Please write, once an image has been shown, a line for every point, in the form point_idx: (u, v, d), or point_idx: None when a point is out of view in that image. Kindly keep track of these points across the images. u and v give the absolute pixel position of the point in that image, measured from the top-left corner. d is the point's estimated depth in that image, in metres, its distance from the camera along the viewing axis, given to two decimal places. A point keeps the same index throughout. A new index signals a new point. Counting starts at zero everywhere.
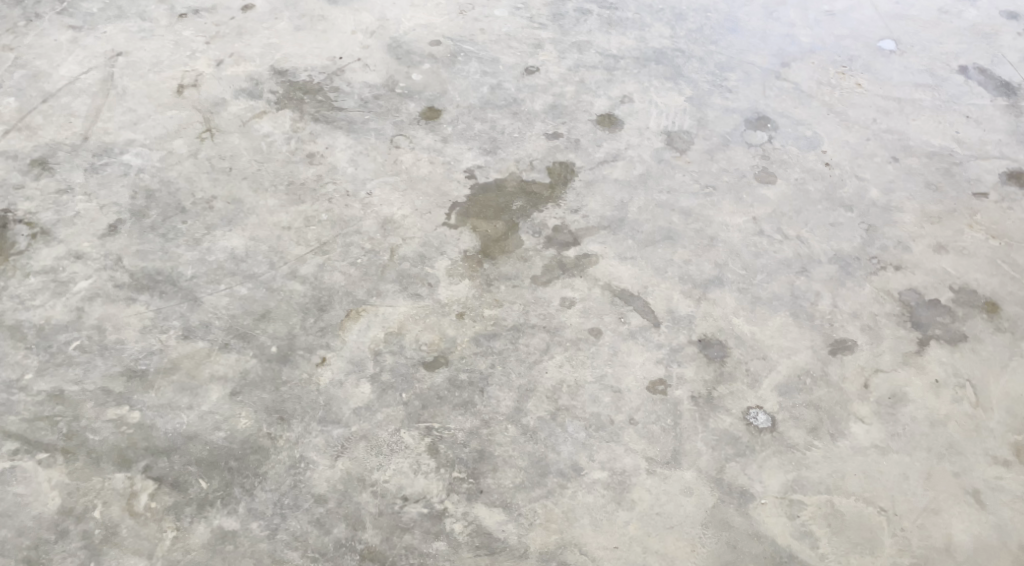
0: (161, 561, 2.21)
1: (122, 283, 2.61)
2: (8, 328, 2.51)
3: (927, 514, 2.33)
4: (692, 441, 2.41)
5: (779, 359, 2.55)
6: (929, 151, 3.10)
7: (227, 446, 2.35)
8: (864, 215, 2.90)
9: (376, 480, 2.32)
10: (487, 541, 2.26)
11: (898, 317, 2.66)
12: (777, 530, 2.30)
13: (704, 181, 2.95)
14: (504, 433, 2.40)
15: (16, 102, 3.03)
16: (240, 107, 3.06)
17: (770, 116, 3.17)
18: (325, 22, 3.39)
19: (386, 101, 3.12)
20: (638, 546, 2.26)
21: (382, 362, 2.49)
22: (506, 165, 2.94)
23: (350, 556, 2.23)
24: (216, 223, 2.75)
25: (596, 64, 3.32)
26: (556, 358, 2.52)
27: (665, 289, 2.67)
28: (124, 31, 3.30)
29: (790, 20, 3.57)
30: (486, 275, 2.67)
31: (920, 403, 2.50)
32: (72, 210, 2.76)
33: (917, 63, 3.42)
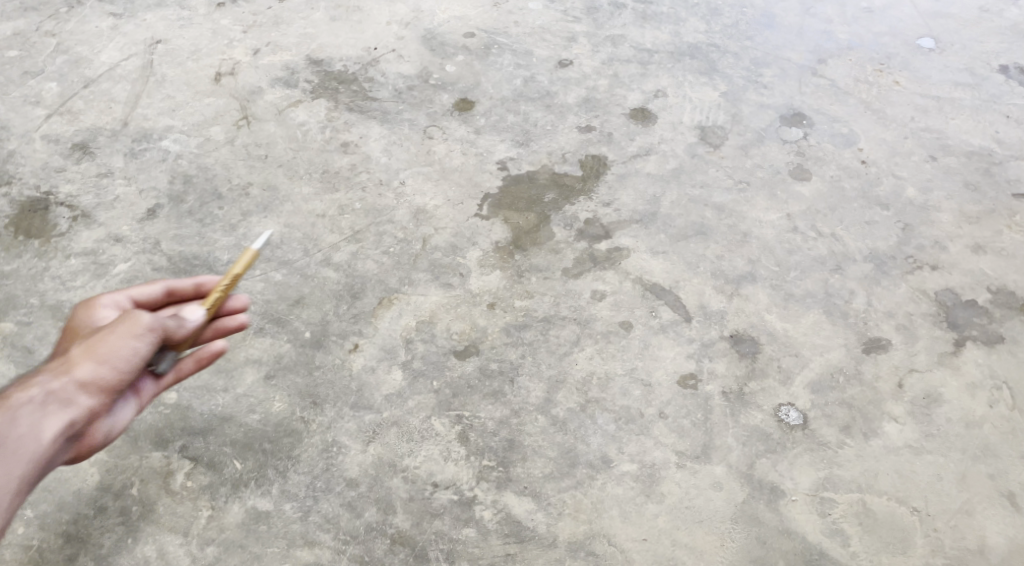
0: (196, 539, 2.25)
1: (160, 267, 2.65)
2: (49, 308, 2.56)
3: (960, 515, 2.33)
4: (722, 436, 2.42)
5: (811, 356, 2.56)
6: (967, 151, 3.09)
7: (262, 429, 2.38)
8: (900, 214, 2.89)
9: (407, 465, 2.35)
10: (517, 529, 2.28)
11: (933, 317, 2.65)
12: (808, 526, 2.31)
13: (738, 177, 2.95)
14: (535, 423, 2.42)
15: (58, 87, 3.08)
16: (277, 95, 3.09)
17: (805, 112, 3.17)
18: (360, 12, 3.41)
19: (420, 92, 3.14)
20: (667, 539, 2.28)
21: (414, 349, 2.52)
22: (539, 158, 2.96)
23: (381, 540, 2.26)
24: (252, 209, 2.78)
25: (630, 58, 3.32)
26: (587, 350, 2.54)
27: (696, 284, 2.68)
28: (163, 19, 3.34)
29: (827, 16, 3.55)
30: (517, 266, 2.69)
31: (954, 404, 2.49)
32: (112, 194, 2.80)
33: (957, 62, 3.40)
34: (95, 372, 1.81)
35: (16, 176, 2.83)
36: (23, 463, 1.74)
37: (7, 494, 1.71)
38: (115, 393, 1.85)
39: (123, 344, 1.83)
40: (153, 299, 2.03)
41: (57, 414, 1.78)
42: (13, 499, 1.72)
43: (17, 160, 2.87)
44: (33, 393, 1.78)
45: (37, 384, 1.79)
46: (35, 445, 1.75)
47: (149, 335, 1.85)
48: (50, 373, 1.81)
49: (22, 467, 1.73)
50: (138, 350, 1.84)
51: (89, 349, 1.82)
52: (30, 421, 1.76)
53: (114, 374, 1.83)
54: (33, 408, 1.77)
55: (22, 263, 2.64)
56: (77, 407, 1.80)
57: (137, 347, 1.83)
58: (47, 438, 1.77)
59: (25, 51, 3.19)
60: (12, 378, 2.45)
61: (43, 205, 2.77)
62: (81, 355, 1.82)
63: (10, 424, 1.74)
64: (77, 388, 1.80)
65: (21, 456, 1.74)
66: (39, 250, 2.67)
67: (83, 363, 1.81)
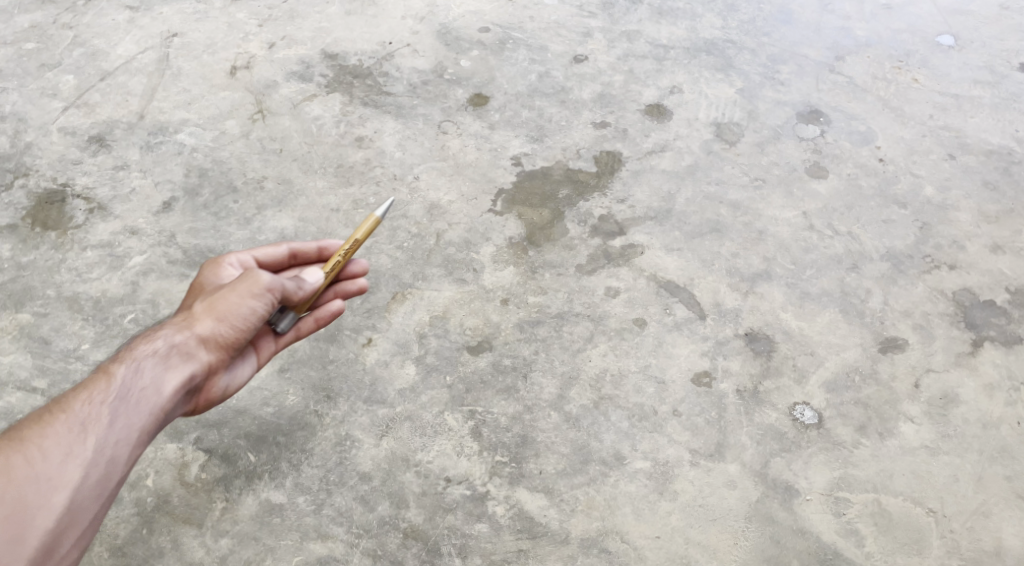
0: (210, 530, 2.25)
1: (176, 259, 2.66)
2: (66, 300, 2.57)
3: (976, 517, 2.32)
4: (736, 435, 2.41)
5: (827, 355, 2.54)
6: (986, 149, 3.07)
7: (276, 422, 2.38)
8: (918, 212, 2.87)
9: (420, 460, 2.35)
10: (530, 525, 2.28)
11: (951, 317, 2.63)
12: (822, 526, 2.30)
13: (754, 174, 2.94)
14: (548, 419, 2.41)
15: (75, 79, 3.08)
16: (291, 89, 3.09)
17: (822, 110, 3.15)
18: (375, 7, 3.41)
19: (435, 87, 3.13)
20: (680, 536, 2.27)
21: (427, 344, 2.52)
22: (553, 154, 2.95)
23: (394, 534, 2.26)
24: (266, 203, 2.79)
25: (646, 54, 3.31)
26: (600, 347, 2.53)
27: (711, 281, 2.67)
28: (179, 12, 3.35)
29: (845, 13, 3.53)
30: (531, 262, 2.68)
31: (971, 405, 2.48)
32: (128, 186, 2.81)
33: (976, 60, 3.38)
34: (214, 328, 2.01)
35: (33, 168, 2.84)
36: (144, 413, 1.91)
37: (131, 439, 1.89)
38: (232, 348, 2.05)
39: (242, 303, 2.03)
40: (277, 261, 2.26)
41: (180, 367, 1.98)
42: (136, 446, 1.89)
43: (34, 152, 2.88)
44: (158, 346, 1.98)
45: (161, 338, 1.98)
46: (157, 395, 1.94)
47: (267, 295, 2.04)
48: (174, 328, 2.01)
49: (144, 415, 1.91)
50: (254, 309, 2.03)
51: (212, 307, 2.02)
52: (154, 372, 1.95)
53: (232, 330, 2.03)
54: (157, 360, 1.96)
55: (38, 255, 2.65)
56: (197, 359, 2.00)
57: (255, 306, 2.03)
58: (168, 389, 1.96)
59: (42, 43, 3.20)
60: (28, 368, 2.45)
61: (60, 197, 2.77)
62: (204, 312, 2.02)
63: (135, 376, 1.93)
64: (199, 342, 2.01)
65: (144, 405, 1.92)
66: (56, 242, 2.67)
67: (205, 319, 2.02)
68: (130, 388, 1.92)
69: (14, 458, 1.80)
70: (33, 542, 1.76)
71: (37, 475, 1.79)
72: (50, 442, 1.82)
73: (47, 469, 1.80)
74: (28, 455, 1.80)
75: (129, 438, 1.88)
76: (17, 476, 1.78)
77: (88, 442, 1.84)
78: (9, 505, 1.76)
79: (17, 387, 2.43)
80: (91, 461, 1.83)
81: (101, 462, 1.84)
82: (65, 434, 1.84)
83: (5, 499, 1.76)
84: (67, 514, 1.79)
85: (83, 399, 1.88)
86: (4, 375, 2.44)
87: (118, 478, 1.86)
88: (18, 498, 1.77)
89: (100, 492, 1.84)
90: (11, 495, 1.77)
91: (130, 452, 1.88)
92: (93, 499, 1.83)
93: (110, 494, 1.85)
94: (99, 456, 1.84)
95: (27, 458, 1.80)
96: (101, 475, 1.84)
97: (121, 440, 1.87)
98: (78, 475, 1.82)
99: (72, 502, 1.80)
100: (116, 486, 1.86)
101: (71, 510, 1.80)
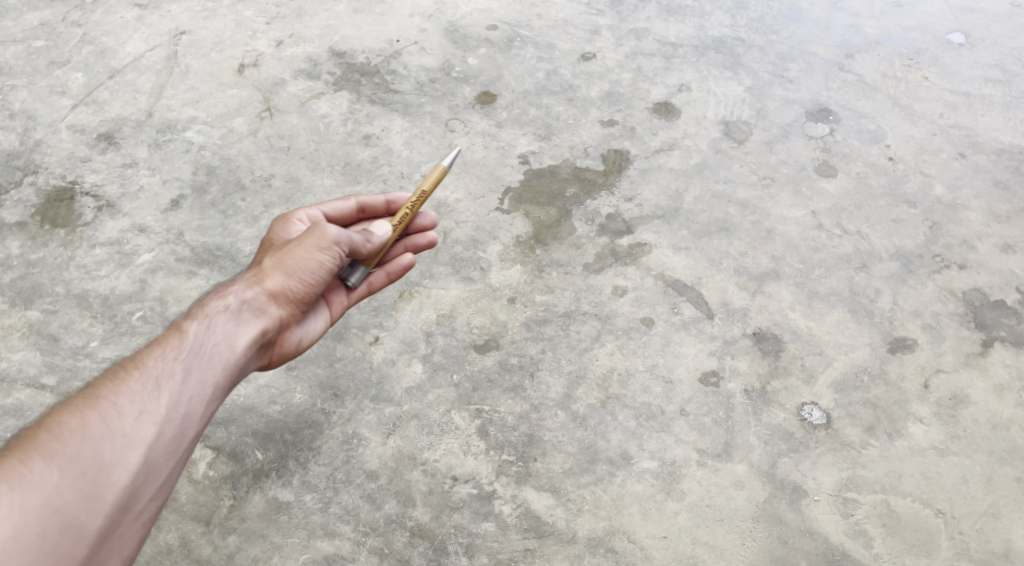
0: (217, 528, 2.25)
1: (184, 257, 2.66)
2: (74, 297, 2.57)
3: (985, 518, 2.30)
4: (744, 435, 2.39)
5: (835, 355, 2.53)
6: (997, 148, 3.05)
7: (283, 419, 2.38)
8: (928, 212, 2.85)
9: (427, 459, 2.34)
10: (537, 524, 2.27)
11: (961, 317, 2.62)
12: (830, 527, 2.28)
13: (763, 173, 2.92)
14: (554, 419, 2.40)
15: (84, 77, 3.08)
16: (299, 87, 3.09)
17: (832, 108, 3.13)
18: (383, 4, 3.40)
19: (442, 85, 3.12)
20: (687, 537, 2.26)
21: (434, 343, 2.51)
22: (561, 152, 2.94)
23: (401, 532, 2.25)
24: (274, 201, 2.78)
25: (654, 52, 3.30)
26: (608, 346, 2.52)
27: (719, 281, 2.66)
28: (188, 10, 3.34)
29: (855, 10, 3.51)
30: (538, 261, 2.68)
31: (981, 405, 2.46)
32: (137, 184, 2.80)
33: (987, 58, 3.36)
34: (284, 283, 2.01)
35: (41, 166, 2.84)
36: (218, 368, 1.89)
37: (205, 396, 1.85)
38: (301, 302, 2.04)
39: (312, 256, 2.02)
40: (345, 215, 2.27)
41: (252, 322, 1.97)
42: (210, 403, 1.86)
43: (43, 149, 2.88)
44: (229, 302, 1.96)
45: (233, 293, 1.98)
46: (229, 352, 1.92)
47: (335, 248, 2.04)
48: (244, 284, 2.00)
49: (218, 371, 1.89)
50: (323, 263, 2.03)
51: (281, 262, 2.02)
52: (225, 329, 1.93)
53: (302, 284, 2.02)
54: (228, 317, 1.95)
55: (47, 252, 2.65)
56: (268, 314, 2.00)
57: (324, 260, 2.03)
58: (241, 345, 1.94)
59: (51, 41, 3.20)
60: (37, 366, 2.45)
61: (68, 195, 2.77)
62: (273, 267, 2.02)
63: (207, 333, 1.91)
64: (270, 298, 2.00)
65: (217, 362, 1.89)
66: (64, 240, 2.67)
67: (274, 274, 2.01)
68: (202, 345, 1.89)
69: (89, 414, 1.75)
70: (112, 499, 1.70)
71: (113, 431, 1.74)
72: (124, 398, 1.78)
73: (122, 426, 1.75)
74: (103, 412, 1.76)
75: (203, 395, 1.85)
76: (93, 432, 1.73)
77: (162, 398, 1.80)
78: (85, 461, 1.70)
79: (25, 384, 2.43)
80: (166, 417, 1.79)
81: (176, 419, 1.80)
82: (140, 391, 1.80)
83: (81, 455, 1.71)
84: (144, 470, 1.75)
85: (156, 357, 1.85)
86: (13, 372, 2.44)
87: (192, 436, 1.82)
88: (94, 454, 1.71)
89: (175, 449, 1.79)
90: (88, 451, 1.71)
91: (204, 409, 1.85)
92: (168, 455, 1.78)
93: (185, 451, 1.81)
94: (174, 412, 1.80)
95: (102, 415, 1.75)
96: (177, 431, 1.80)
97: (195, 397, 1.84)
98: (153, 431, 1.77)
99: (149, 459, 1.76)
100: (191, 444, 1.82)
101: (148, 466, 1.75)
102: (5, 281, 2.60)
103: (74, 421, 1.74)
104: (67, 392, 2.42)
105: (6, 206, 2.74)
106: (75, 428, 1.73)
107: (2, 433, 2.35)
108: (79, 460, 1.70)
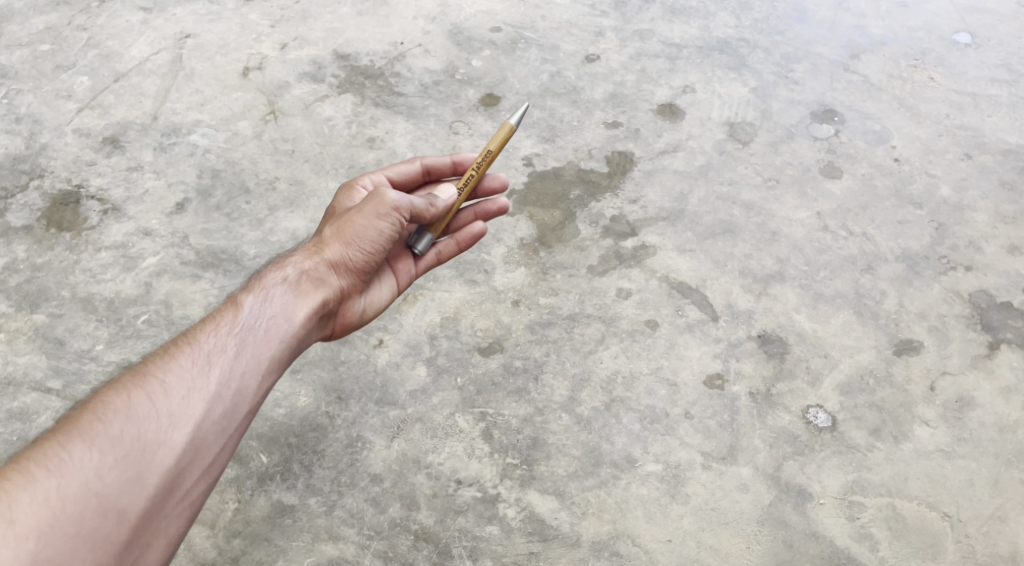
0: (222, 531, 2.24)
1: (188, 260, 2.65)
2: (80, 300, 2.57)
3: (992, 522, 2.28)
4: (749, 438, 2.38)
5: (841, 357, 2.51)
6: (1003, 149, 3.03)
7: (287, 423, 2.37)
8: (934, 213, 2.84)
9: (431, 462, 2.33)
10: (541, 528, 2.26)
11: (967, 319, 2.60)
12: (835, 530, 2.27)
13: (768, 174, 2.91)
14: (559, 422, 2.39)
15: (89, 80, 3.08)
16: (303, 90, 3.08)
17: (837, 109, 3.12)
18: (387, 7, 3.40)
19: (446, 87, 3.12)
20: (692, 540, 2.25)
21: (439, 346, 2.50)
22: (564, 154, 2.93)
23: (405, 535, 2.24)
24: (278, 204, 2.78)
25: (658, 53, 3.28)
26: (612, 348, 2.51)
27: (724, 283, 2.64)
28: (193, 13, 3.34)
29: (860, 10, 3.50)
30: (542, 263, 2.67)
31: (988, 408, 2.44)
32: (142, 188, 2.80)
33: (993, 58, 3.34)
34: (343, 253, 2.04)
35: (47, 170, 2.84)
36: (271, 344, 1.93)
37: (257, 374, 1.89)
38: (362, 272, 2.07)
39: (370, 224, 2.05)
40: (410, 178, 2.27)
41: (310, 294, 2.01)
42: (262, 380, 1.89)
43: (49, 153, 2.88)
44: (287, 275, 2.01)
45: (292, 265, 2.03)
46: (284, 327, 1.96)
47: (394, 215, 2.05)
48: (303, 257, 2.04)
49: (270, 348, 1.92)
50: (382, 231, 2.05)
51: (340, 232, 2.05)
52: (281, 304, 1.97)
53: (361, 254, 2.05)
54: (285, 291, 1.99)
55: (53, 256, 2.65)
56: (326, 286, 2.03)
57: (383, 227, 2.04)
58: (297, 319, 1.98)
59: (57, 45, 3.20)
60: (43, 369, 2.45)
61: (74, 199, 2.77)
62: (332, 238, 2.06)
63: (261, 310, 1.95)
64: (327, 269, 2.04)
65: (271, 338, 1.93)
66: (70, 243, 2.67)
67: (334, 244, 2.05)
68: (255, 322, 1.93)
69: (135, 394, 1.78)
70: (155, 480, 1.72)
71: (159, 412, 1.77)
72: (173, 378, 1.81)
73: (168, 406, 1.78)
74: (150, 392, 1.78)
75: (254, 373, 1.88)
76: (138, 413, 1.76)
77: (211, 376, 1.83)
78: (128, 443, 1.73)
79: (32, 387, 2.42)
80: (215, 395, 1.82)
81: (226, 396, 1.84)
82: (189, 370, 1.83)
83: (125, 437, 1.73)
84: (190, 450, 1.77)
85: (207, 336, 1.89)
86: (19, 375, 2.44)
87: (241, 415, 1.85)
88: (138, 434, 1.74)
89: (223, 428, 1.82)
90: (132, 432, 1.74)
91: (255, 387, 1.88)
92: (216, 434, 1.81)
93: (234, 430, 1.84)
94: (223, 391, 1.83)
95: (148, 395, 1.78)
96: (225, 410, 1.83)
97: (245, 375, 1.87)
98: (202, 409, 1.80)
99: (195, 438, 1.78)
100: (241, 422, 1.85)
101: (194, 446, 1.78)
102: (12, 285, 2.59)
103: (121, 402, 1.76)
104: (73, 395, 2.41)
105: (12, 210, 2.74)
106: (121, 409, 1.75)
107: (8, 436, 2.35)
108: (123, 441, 1.72)
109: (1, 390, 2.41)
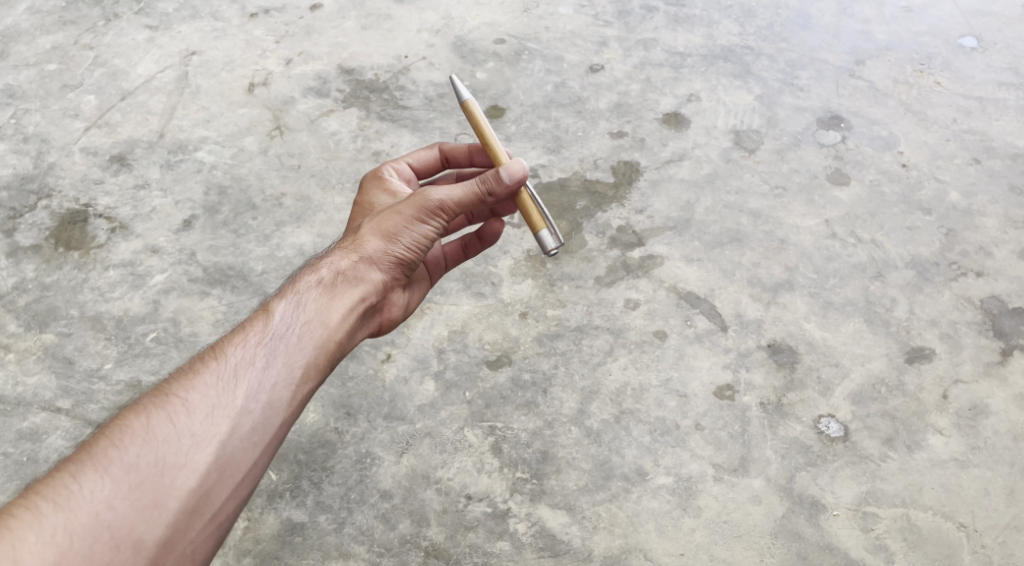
0: (232, 550, 2.23)
1: (196, 277, 2.64)
2: (88, 319, 2.56)
3: (1009, 531, 2.25)
4: (760, 449, 2.36)
5: (853, 366, 2.49)
6: (1012, 153, 3.01)
7: (295, 440, 2.36)
8: (943, 218, 2.82)
9: (439, 477, 2.31)
10: (551, 542, 2.24)
11: (978, 326, 2.58)
12: (850, 542, 2.24)
13: (774, 182, 2.89)
14: (568, 435, 2.37)
15: (95, 100, 3.08)
16: (309, 105, 3.08)
17: (843, 115, 3.10)
18: (390, 21, 3.40)
19: (451, 99, 3.11)
20: (704, 554, 2.23)
21: (446, 359, 2.49)
22: (570, 165, 2.92)
23: (414, 552, 2.22)
24: (285, 219, 2.77)
25: (662, 62, 3.27)
26: (620, 359, 2.49)
27: (732, 292, 2.63)
28: (198, 31, 3.35)
29: (865, 16, 3.49)
30: (549, 275, 2.65)
31: (1002, 415, 2.42)
32: (149, 205, 2.80)
33: (1000, 61, 3.32)
34: (384, 249, 1.96)
35: (55, 189, 2.84)
36: (305, 352, 1.85)
37: (289, 383, 1.81)
38: (403, 267, 2.00)
39: (408, 223, 1.96)
40: (429, 164, 2.23)
41: (348, 295, 1.93)
42: (295, 390, 1.82)
43: (57, 172, 2.88)
44: (322, 276, 1.93)
45: (326, 265, 1.94)
46: (318, 331, 1.88)
47: (432, 216, 1.96)
48: (339, 255, 1.96)
49: (304, 355, 1.84)
50: (424, 231, 1.98)
51: (378, 226, 1.97)
52: (315, 307, 1.89)
53: (403, 250, 1.98)
54: (319, 294, 1.91)
55: (62, 275, 2.64)
56: (365, 283, 1.95)
57: (425, 230, 1.97)
58: (335, 322, 1.90)
59: (64, 64, 3.21)
60: (52, 389, 2.44)
61: (82, 217, 2.77)
62: (370, 234, 1.97)
63: (293, 316, 1.87)
64: (366, 266, 1.95)
65: (304, 345, 1.85)
66: (79, 262, 2.67)
67: (372, 240, 1.97)
68: (286, 329, 1.85)
69: (155, 415, 1.71)
70: (174, 505, 1.65)
71: (179, 433, 1.70)
72: (195, 395, 1.74)
73: (190, 426, 1.71)
74: (171, 412, 1.71)
75: (285, 385, 1.80)
76: (157, 435, 1.69)
77: (238, 391, 1.76)
78: (145, 468, 1.66)
79: (41, 407, 2.41)
80: (242, 412, 1.75)
81: (254, 411, 1.76)
82: (213, 386, 1.75)
83: (142, 463, 1.66)
84: (215, 470, 1.70)
85: (233, 348, 1.81)
86: (29, 396, 2.43)
87: (274, 429, 1.77)
88: (156, 459, 1.67)
89: (253, 443, 1.75)
90: (149, 457, 1.67)
91: (288, 398, 1.80)
92: (246, 450, 1.74)
93: (266, 444, 1.77)
94: (251, 404, 1.76)
95: (168, 416, 1.71)
96: (254, 425, 1.75)
97: (277, 386, 1.80)
98: (229, 426, 1.73)
99: (221, 457, 1.71)
100: (273, 436, 1.77)
101: (220, 465, 1.71)
102: (20, 305, 2.59)
103: (139, 425, 1.69)
104: (82, 415, 2.40)
105: (21, 230, 2.74)
106: (137, 433, 1.68)
107: (17, 457, 2.34)
108: (139, 467, 1.65)
109: (11, 410, 2.40)
